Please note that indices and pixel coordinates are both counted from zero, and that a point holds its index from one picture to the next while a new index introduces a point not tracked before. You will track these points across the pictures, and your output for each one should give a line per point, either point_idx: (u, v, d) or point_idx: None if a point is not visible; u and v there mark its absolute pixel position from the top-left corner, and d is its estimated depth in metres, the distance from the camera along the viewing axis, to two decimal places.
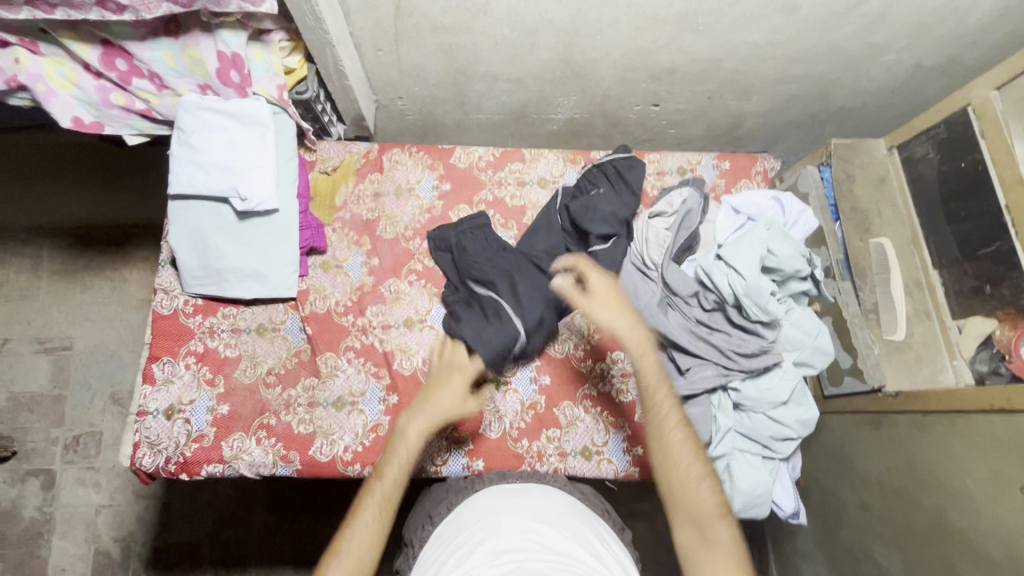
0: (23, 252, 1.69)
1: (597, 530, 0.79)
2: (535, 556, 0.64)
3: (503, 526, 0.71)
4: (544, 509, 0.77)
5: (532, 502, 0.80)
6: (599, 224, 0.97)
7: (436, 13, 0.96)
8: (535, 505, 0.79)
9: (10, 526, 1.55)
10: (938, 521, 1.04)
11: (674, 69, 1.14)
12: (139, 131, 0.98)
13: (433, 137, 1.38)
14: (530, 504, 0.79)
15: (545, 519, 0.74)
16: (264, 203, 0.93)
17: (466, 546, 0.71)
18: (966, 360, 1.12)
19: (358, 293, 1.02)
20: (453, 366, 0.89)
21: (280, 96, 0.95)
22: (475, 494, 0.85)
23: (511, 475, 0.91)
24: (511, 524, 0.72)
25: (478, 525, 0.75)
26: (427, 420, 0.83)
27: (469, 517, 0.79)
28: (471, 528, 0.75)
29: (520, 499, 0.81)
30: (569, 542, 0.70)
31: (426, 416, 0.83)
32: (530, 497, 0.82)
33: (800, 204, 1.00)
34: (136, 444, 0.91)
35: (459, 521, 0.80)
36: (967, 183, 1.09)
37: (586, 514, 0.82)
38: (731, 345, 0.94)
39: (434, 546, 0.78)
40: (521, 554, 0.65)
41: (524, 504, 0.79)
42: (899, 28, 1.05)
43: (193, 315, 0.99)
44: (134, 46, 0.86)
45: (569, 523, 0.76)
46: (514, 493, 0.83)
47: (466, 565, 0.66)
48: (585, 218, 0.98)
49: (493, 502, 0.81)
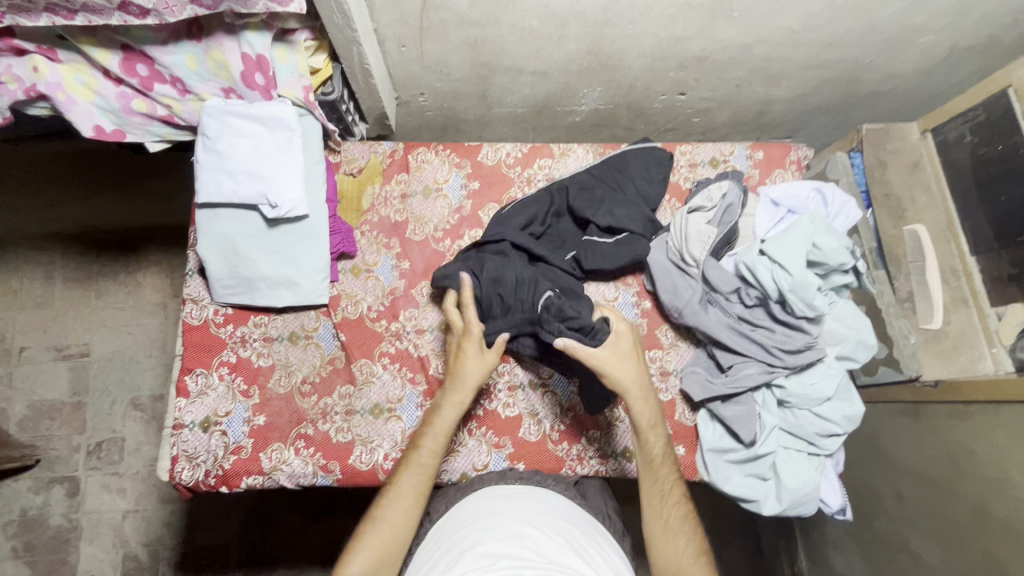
0: (34, 258, 1.66)
1: (592, 536, 0.76)
2: (530, 564, 0.61)
3: (496, 531, 0.69)
4: (538, 514, 0.74)
5: (527, 504, 0.78)
6: (603, 214, 1.00)
7: (464, 7, 0.92)
8: (528, 509, 0.76)
9: (38, 534, 1.55)
10: (980, 512, 1.02)
11: (704, 57, 1.11)
12: (161, 138, 0.96)
13: (452, 133, 1.35)
14: (524, 508, 0.76)
15: (540, 525, 0.72)
16: (295, 209, 0.91)
17: (457, 549, 0.69)
18: (1007, 347, 1.07)
19: (390, 297, 1.00)
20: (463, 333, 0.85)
21: (307, 97, 0.92)
22: (467, 498, 0.83)
23: (510, 476, 0.89)
24: (504, 530, 0.69)
25: (470, 530, 0.72)
26: (461, 394, 0.83)
27: (461, 521, 0.76)
28: (461, 533, 0.73)
29: (514, 502, 0.78)
30: (566, 550, 0.68)
31: (460, 391, 0.83)
32: (524, 500, 0.79)
33: (843, 195, 0.98)
34: (174, 457, 0.90)
35: (451, 526, 0.77)
36: (1007, 167, 1.06)
37: (585, 520, 0.80)
38: (775, 341, 0.93)
39: (425, 550, 0.75)
40: (515, 562, 0.62)
41: (518, 508, 0.76)
42: (939, 9, 1.02)
43: (224, 325, 0.97)
44: (156, 51, 0.83)
45: (561, 527, 0.73)
46: (506, 496, 0.81)
47: (458, 571, 0.63)
48: (591, 206, 1.00)
49: (484, 507, 0.78)
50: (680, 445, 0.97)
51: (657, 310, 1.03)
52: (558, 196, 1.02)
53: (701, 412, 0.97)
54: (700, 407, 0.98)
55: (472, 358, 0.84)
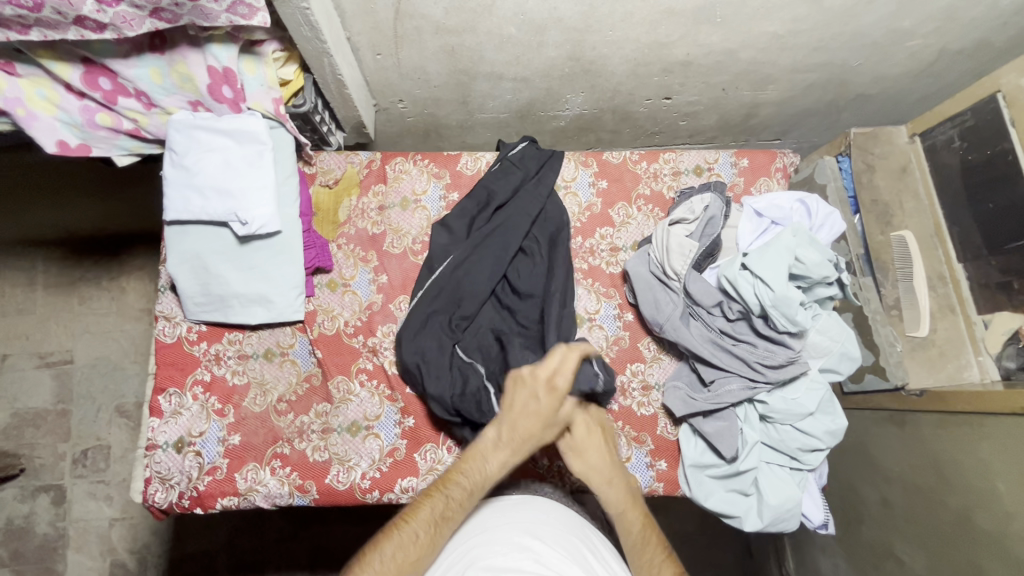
0: (13, 265, 1.63)
1: (591, 544, 0.76)
2: None
3: (498, 544, 0.68)
4: (538, 523, 0.74)
5: (530, 513, 0.77)
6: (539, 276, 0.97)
7: (439, 15, 0.90)
8: (528, 519, 0.75)
9: (25, 543, 1.54)
10: (966, 524, 1.00)
11: (689, 61, 1.08)
12: (129, 151, 0.93)
13: (435, 138, 1.32)
14: (524, 517, 0.75)
15: (540, 536, 0.71)
16: (266, 225, 0.89)
17: (461, 562, 0.68)
18: (992, 356, 1.08)
19: (368, 312, 0.99)
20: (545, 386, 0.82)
21: (277, 110, 0.90)
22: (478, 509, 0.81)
23: (509, 490, 0.88)
24: (506, 543, 0.68)
25: (472, 544, 0.71)
26: (512, 449, 0.78)
27: (468, 530, 0.75)
28: (466, 543, 0.72)
29: (516, 512, 0.77)
30: (566, 562, 0.67)
31: (512, 446, 0.78)
32: (523, 510, 0.78)
33: (827, 206, 0.97)
34: (147, 479, 0.89)
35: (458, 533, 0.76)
36: (996, 173, 1.04)
37: (586, 530, 0.79)
38: (757, 356, 0.91)
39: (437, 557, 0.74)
40: None
41: (518, 517, 0.75)
42: (928, 13, 1.00)
43: (198, 342, 0.95)
44: (117, 64, 0.81)
45: (559, 536, 0.73)
46: (511, 504, 0.80)
47: None
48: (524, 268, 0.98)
49: (487, 518, 0.77)
50: (661, 460, 0.96)
51: (640, 324, 1.02)
52: (489, 210, 1.02)
53: (683, 427, 0.96)
54: (683, 422, 0.97)
55: (534, 414, 0.81)
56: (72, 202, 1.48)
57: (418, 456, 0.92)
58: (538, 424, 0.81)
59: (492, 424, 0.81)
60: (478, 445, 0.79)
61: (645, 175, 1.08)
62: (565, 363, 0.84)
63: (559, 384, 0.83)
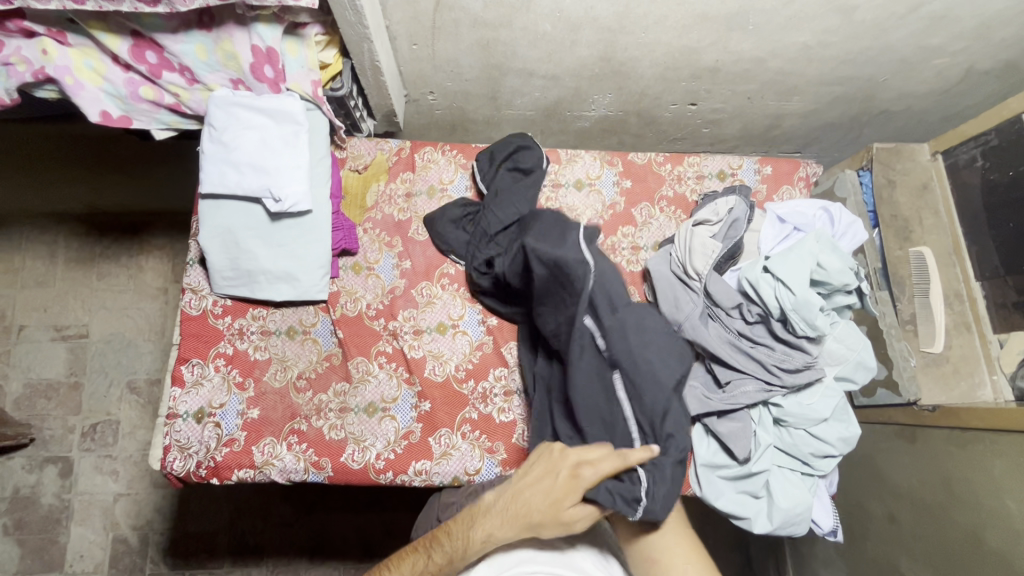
0: (36, 238, 1.66)
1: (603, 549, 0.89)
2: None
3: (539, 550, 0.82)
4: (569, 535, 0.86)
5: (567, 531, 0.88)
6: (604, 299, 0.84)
7: (478, 8, 0.92)
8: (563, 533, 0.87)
9: (29, 513, 1.54)
10: (973, 544, 1.00)
11: (717, 68, 1.10)
12: (167, 126, 0.95)
13: (461, 132, 1.33)
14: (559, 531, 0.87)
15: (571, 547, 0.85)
16: (298, 204, 0.91)
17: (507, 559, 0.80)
18: (1007, 375, 1.09)
19: (390, 296, 1.00)
20: (565, 470, 0.75)
21: (315, 92, 0.92)
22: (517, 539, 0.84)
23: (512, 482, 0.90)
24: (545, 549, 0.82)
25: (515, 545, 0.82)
26: (502, 518, 0.74)
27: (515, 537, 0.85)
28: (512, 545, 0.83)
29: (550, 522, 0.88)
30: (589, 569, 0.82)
31: (501, 514, 0.74)
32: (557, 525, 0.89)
33: (850, 215, 0.98)
34: (167, 447, 0.90)
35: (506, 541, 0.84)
36: (1017, 192, 1.05)
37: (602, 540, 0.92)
38: (774, 360, 0.92)
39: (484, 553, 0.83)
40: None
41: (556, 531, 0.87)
42: (959, 30, 1.01)
43: (222, 316, 0.97)
44: (165, 39, 0.83)
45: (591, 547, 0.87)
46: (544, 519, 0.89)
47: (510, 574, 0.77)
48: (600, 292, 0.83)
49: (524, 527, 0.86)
50: None
51: None
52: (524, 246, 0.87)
53: (696, 426, 0.96)
54: (696, 421, 0.97)
55: (544, 495, 0.73)
56: (97, 177, 1.49)
57: (432, 440, 0.93)
58: (546, 501, 0.73)
59: (499, 491, 0.78)
60: (479, 507, 0.78)
61: (668, 177, 1.10)
62: (603, 460, 0.75)
63: (583, 474, 0.74)
